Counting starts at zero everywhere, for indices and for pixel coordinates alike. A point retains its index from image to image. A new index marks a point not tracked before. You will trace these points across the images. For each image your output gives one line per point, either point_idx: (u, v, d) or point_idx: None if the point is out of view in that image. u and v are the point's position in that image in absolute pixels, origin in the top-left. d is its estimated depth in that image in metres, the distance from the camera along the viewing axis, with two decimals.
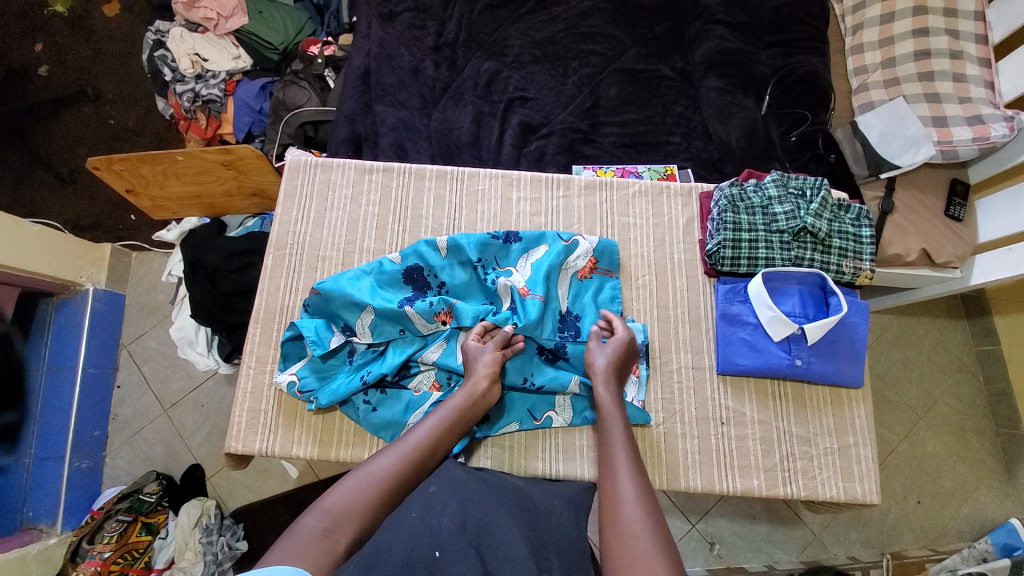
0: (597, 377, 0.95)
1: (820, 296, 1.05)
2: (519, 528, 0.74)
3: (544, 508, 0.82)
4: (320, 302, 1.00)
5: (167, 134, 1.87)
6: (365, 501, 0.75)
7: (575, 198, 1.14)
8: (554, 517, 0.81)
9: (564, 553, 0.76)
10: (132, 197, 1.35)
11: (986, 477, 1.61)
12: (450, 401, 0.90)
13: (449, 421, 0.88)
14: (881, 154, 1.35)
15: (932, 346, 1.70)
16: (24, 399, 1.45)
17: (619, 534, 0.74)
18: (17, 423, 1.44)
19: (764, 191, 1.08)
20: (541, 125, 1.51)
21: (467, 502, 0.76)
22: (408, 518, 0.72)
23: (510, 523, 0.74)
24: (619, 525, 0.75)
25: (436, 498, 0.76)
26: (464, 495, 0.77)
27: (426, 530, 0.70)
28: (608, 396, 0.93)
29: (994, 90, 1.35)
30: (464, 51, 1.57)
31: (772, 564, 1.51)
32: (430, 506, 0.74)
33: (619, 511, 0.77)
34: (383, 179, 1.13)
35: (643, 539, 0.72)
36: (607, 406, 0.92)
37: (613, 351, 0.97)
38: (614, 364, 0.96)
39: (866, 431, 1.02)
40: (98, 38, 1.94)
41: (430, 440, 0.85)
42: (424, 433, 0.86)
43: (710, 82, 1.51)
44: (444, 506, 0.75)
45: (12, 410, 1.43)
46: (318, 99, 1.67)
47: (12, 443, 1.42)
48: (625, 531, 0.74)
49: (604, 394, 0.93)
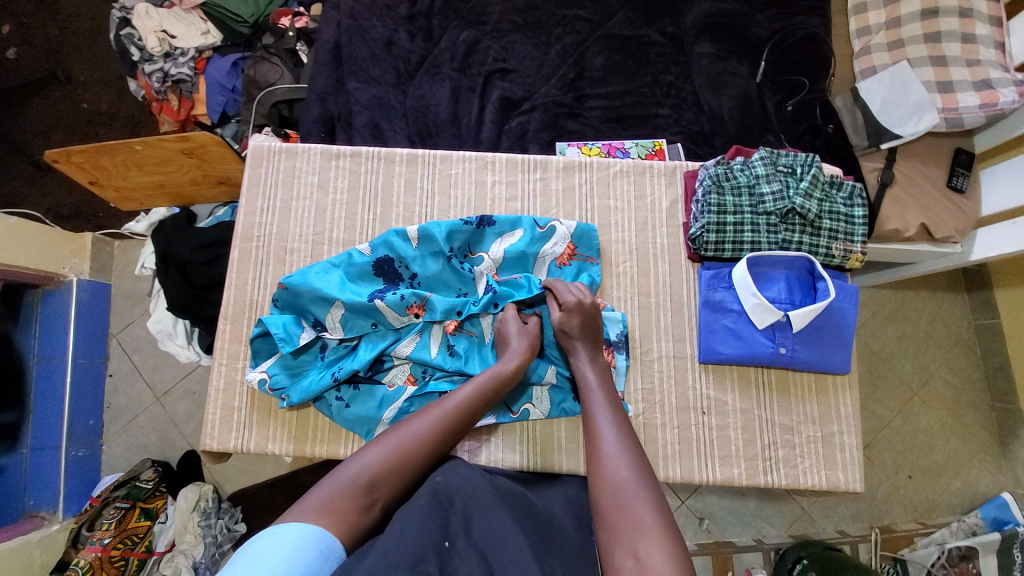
0: (575, 345, 0.94)
1: (808, 280, 1.00)
2: (525, 533, 0.72)
3: (547, 517, 0.80)
4: (289, 297, 0.97)
5: (142, 117, 1.80)
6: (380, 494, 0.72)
7: (553, 180, 1.09)
8: (556, 523, 0.80)
9: (567, 556, 0.73)
10: (95, 188, 1.30)
11: (979, 451, 1.60)
12: (501, 366, 0.89)
13: (492, 386, 0.87)
14: (883, 123, 1.27)
15: (930, 320, 1.66)
16: (21, 385, 1.48)
17: (620, 518, 0.69)
18: (15, 424, 1.46)
19: (752, 169, 1.03)
20: (522, 99, 1.43)
21: (472, 499, 0.75)
22: (417, 507, 0.70)
23: (517, 527, 0.72)
24: (620, 501, 0.71)
25: (442, 491, 0.75)
26: (470, 496, 0.76)
27: (436, 520, 0.68)
28: (594, 375, 0.91)
29: (1005, 52, 1.26)
30: (440, 21, 1.47)
31: (760, 538, 1.53)
32: (436, 497, 0.73)
33: (617, 494, 0.72)
34: (351, 164, 1.08)
35: (642, 523, 0.68)
36: (589, 382, 0.90)
37: (578, 318, 0.94)
38: (585, 328, 0.94)
39: (851, 418, 1.00)
40: (65, 16, 1.84)
41: (466, 405, 0.83)
42: (465, 396, 0.85)
43: (702, 48, 1.42)
44: (450, 502, 0.74)
45: (11, 411, 1.45)
46: (291, 76, 1.60)
47: (8, 442, 1.44)
48: (624, 512, 0.70)
49: (589, 374, 0.90)
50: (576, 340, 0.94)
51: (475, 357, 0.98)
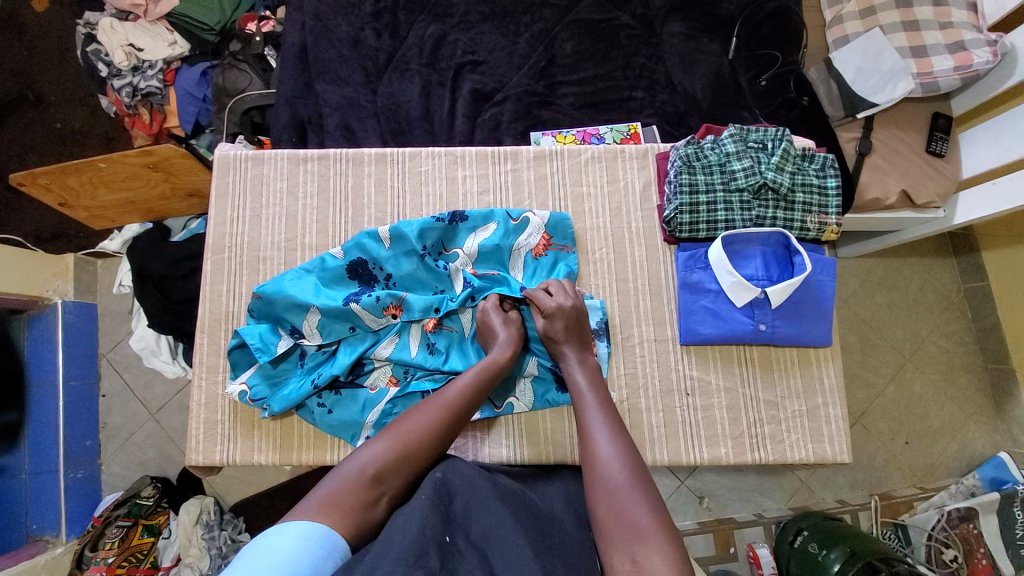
0: (562, 343, 0.92)
1: (785, 255, 0.99)
2: (525, 531, 0.71)
3: (547, 514, 0.79)
4: (264, 307, 0.96)
5: (115, 134, 1.78)
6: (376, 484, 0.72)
7: (524, 170, 1.08)
8: (557, 521, 0.79)
9: (568, 554, 0.72)
10: (66, 210, 1.28)
11: (974, 412, 1.61)
12: (492, 356, 0.89)
13: (485, 377, 0.87)
14: (858, 92, 1.26)
15: (919, 287, 1.66)
16: (20, 399, 1.47)
17: (616, 522, 0.69)
18: (17, 422, 1.46)
19: (722, 147, 1.02)
20: (495, 91, 1.42)
21: (473, 499, 0.74)
22: (419, 503, 0.69)
23: (517, 524, 0.71)
24: (617, 502, 0.71)
25: (443, 488, 0.74)
26: (471, 493, 0.75)
27: (437, 515, 0.68)
28: (583, 378, 0.89)
29: (978, 13, 1.25)
30: (406, 16, 1.45)
31: (760, 512, 1.53)
32: (437, 495, 0.72)
33: (612, 499, 0.71)
34: (320, 168, 1.06)
35: (638, 526, 0.68)
36: (580, 385, 0.88)
37: (561, 321, 0.92)
38: (570, 326, 0.92)
39: (836, 390, 1.00)
40: (31, 35, 1.81)
41: (466, 394, 0.84)
42: (462, 387, 0.84)
43: (673, 28, 1.40)
44: (451, 501, 0.73)
45: (11, 410, 1.45)
46: (260, 82, 1.57)
47: (8, 442, 1.43)
48: (620, 516, 0.70)
49: (580, 377, 0.89)
50: (562, 343, 0.92)
51: (456, 353, 0.98)
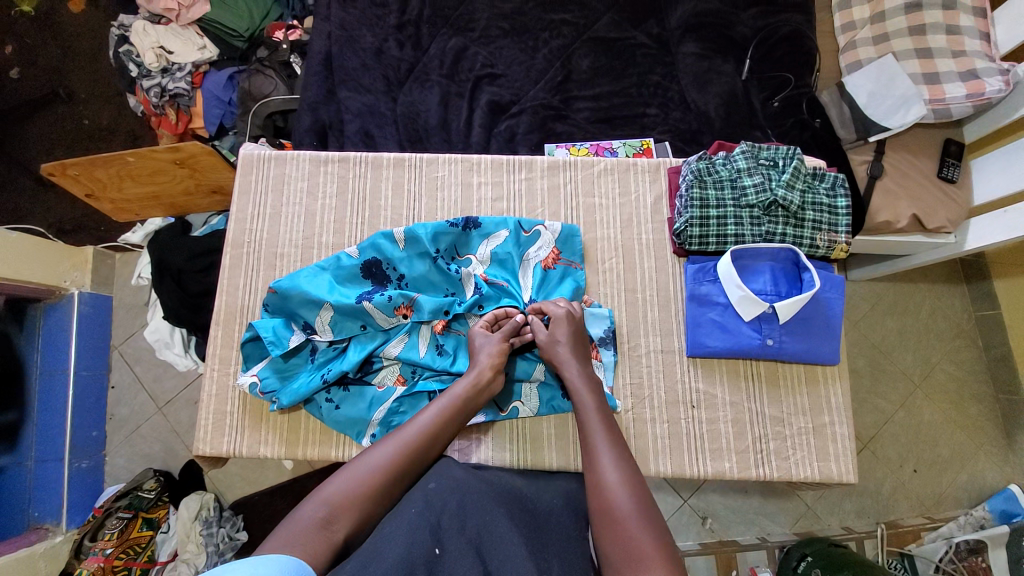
0: (564, 361, 0.92)
1: (793, 271, 1.00)
2: (520, 528, 0.73)
3: (543, 509, 0.82)
4: (278, 301, 0.99)
5: (142, 132, 1.84)
6: (367, 491, 0.73)
7: (538, 179, 1.10)
8: (554, 517, 0.81)
9: (564, 553, 0.75)
10: (92, 201, 1.33)
11: (985, 443, 1.58)
12: (453, 389, 0.88)
13: (450, 410, 0.85)
14: (871, 116, 1.28)
15: (930, 313, 1.65)
16: (22, 399, 1.48)
17: (622, 550, 0.69)
18: (17, 422, 1.47)
19: (733, 164, 1.04)
20: (511, 103, 1.45)
21: (468, 497, 0.75)
22: (407, 514, 0.70)
23: (511, 522, 0.73)
24: (621, 533, 0.70)
25: (435, 495, 0.74)
26: (465, 493, 0.75)
27: (425, 525, 0.69)
28: (593, 406, 0.86)
29: (990, 42, 1.26)
30: (429, 29, 1.50)
31: (764, 536, 1.51)
32: (428, 503, 0.73)
33: (617, 530, 0.71)
34: (339, 170, 1.09)
35: (642, 554, 0.68)
36: (590, 416, 0.85)
37: (566, 326, 0.95)
38: (574, 343, 0.94)
39: (843, 409, 0.99)
40: (67, 36, 1.89)
41: (430, 430, 0.82)
42: (425, 422, 0.83)
43: (688, 48, 1.43)
44: (443, 504, 0.73)
45: (12, 410, 1.46)
46: (285, 87, 1.63)
47: (9, 443, 1.44)
48: (623, 546, 0.69)
49: (589, 405, 0.86)
50: (563, 349, 0.93)
51: (463, 355, 0.99)
